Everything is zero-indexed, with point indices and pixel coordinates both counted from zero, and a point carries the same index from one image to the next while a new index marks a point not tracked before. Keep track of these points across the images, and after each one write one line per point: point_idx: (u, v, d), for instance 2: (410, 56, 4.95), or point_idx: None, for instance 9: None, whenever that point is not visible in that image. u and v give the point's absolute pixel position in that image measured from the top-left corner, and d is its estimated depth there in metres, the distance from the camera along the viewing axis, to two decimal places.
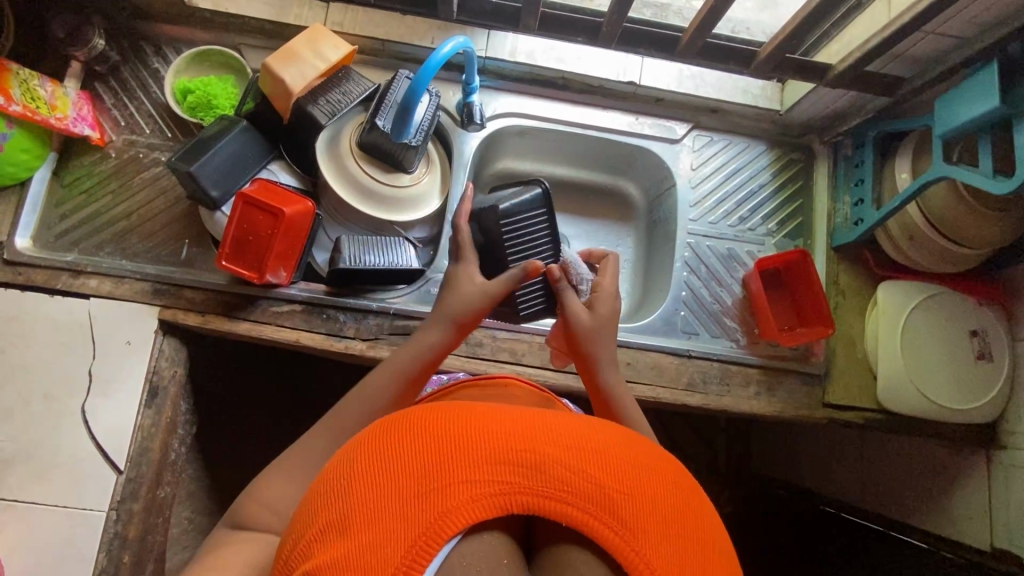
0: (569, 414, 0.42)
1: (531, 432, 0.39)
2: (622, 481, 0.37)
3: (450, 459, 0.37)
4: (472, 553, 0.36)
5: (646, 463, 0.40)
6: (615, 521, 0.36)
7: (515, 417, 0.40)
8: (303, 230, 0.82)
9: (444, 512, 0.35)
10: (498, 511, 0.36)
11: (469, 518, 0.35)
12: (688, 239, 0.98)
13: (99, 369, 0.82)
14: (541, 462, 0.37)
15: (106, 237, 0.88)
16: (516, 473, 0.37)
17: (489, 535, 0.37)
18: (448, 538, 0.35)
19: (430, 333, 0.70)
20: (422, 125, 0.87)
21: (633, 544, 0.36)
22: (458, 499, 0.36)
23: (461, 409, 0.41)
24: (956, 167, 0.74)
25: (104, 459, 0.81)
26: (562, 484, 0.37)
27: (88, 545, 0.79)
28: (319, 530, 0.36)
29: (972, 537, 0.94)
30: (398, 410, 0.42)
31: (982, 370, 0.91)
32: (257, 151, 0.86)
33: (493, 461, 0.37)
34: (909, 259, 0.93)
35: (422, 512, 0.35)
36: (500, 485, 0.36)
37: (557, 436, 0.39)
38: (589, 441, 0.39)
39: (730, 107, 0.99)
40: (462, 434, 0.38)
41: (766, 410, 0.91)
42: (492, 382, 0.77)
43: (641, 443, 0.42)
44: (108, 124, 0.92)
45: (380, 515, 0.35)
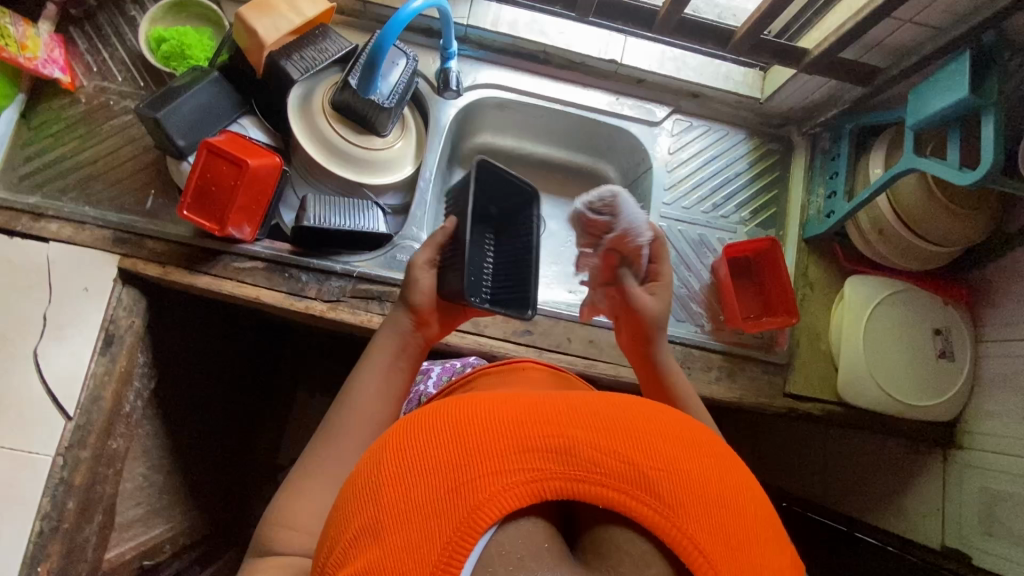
0: (593, 396, 0.43)
1: (557, 417, 0.39)
2: (655, 457, 0.38)
3: (475, 451, 0.38)
4: (511, 540, 0.36)
5: (677, 434, 0.40)
6: (653, 498, 0.37)
7: (538, 402, 0.41)
8: (268, 186, 0.81)
9: (478, 503, 0.36)
10: (533, 496, 0.37)
11: (504, 505, 0.36)
12: (661, 222, 0.98)
13: (54, 313, 0.81)
14: (570, 445, 0.38)
15: (71, 183, 0.87)
16: (546, 459, 0.38)
17: (527, 520, 0.38)
18: (484, 529, 0.36)
19: (393, 322, 0.71)
20: (396, 88, 0.86)
21: (674, 520, 0.36)
22: (491, 487, 0.36)
23: (480, 400, 0.41)
24: (925, 159, 0.74)
25: (54, 404, 0.80)
26: (593, 467, 0.37)
27: (31, 490, 0.78)
28: (349, 535, 0.37)
29: (923, 535, 0.94)
30: (417, 407, 0.43)
31: (942, 369, 0.92)
32: (228, 104, 0.85)
33: (520, 448, 0.38)
34: (878, 254, 0.93)
35: (455, 506, 0.36)
36: (531, 472, 0.37)
37: (583, 419, 0.40)
38: (617, 420, 0.40)
39: (710, 92, 0.99)
40: (485, 425, 0.39)
41: (726, 396, 0.90)
42: (508, 366, 0.73)
43: (668, 414, 0.43)
44: (80, 69, 0.91)
45: (410, 514, 0.36)
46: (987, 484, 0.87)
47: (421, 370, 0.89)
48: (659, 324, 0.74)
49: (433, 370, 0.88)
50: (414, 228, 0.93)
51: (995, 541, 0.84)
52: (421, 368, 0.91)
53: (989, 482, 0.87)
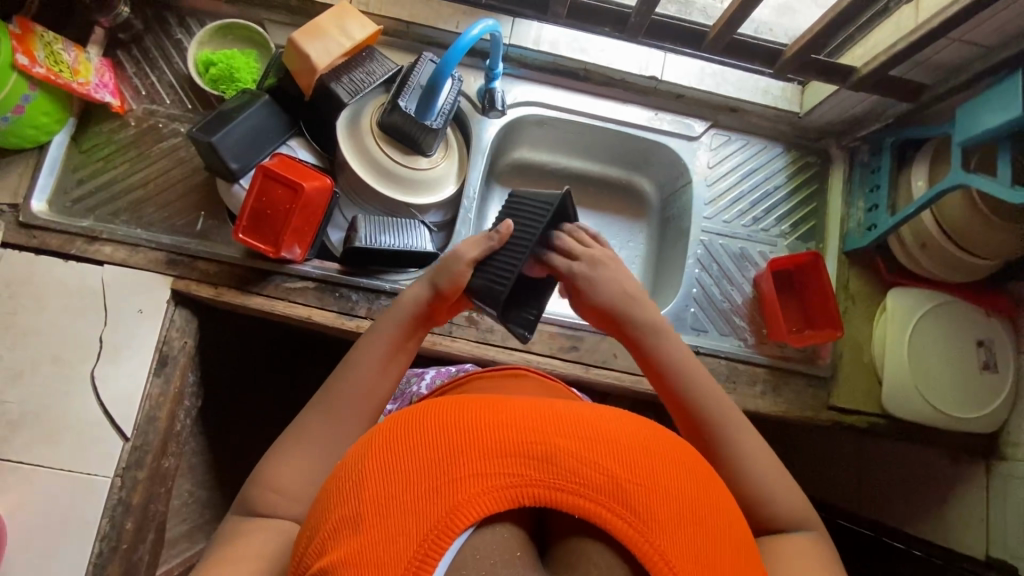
0: (579, 407, 0.46)
1: (539, 426, 0.42)
2: (632, 472, 0.40)
3: (460, 453, 0.40)
4: (485, 544, 0.38)
5: (654, 450, 0.43)
6: (625, 510, 0.39)
7: (523, 410, 0.43)
8: (320, 208, 0.82)
9: (457, 503, 0.38)
10: (510, 502, 0.39)
11: (482, 509, 0.38)
12: (701, 236, 0.99)
13: (110, 335, 0.83)
14: (550, 454, 0.40)
15: (122, 206, 0.88)
16: (525, 465, 0.40)
17: (502, 526, 0.39)
18: (461, 529, 0.38)
19: (410, 292, 0.71)
20: (443, 109, 0.87)
21: (642, 531, 0.38)
22: (471, 489, 0.39)
23: (468, 406, 0.44)
24: (975, 176, 0.75)
25: (112, 425, 0.81)
26: (570, 476, 0.40)
27: (91, 511, 0.79)
28: (336, 524, 0.39)
29: (967, 546, 0.95)
30: (408, 409, 0.45)
31: (986, 380, 0.92)
32: (277, 126, 0.86)
33: (502, 454, 0.40)
34: (920, 267, 0.93)
35: (436, 505, 0.38)
36: (510, 478, 0.39)
37: (565, 429, 0.42)
38: (597, 433, 0.42)
39: (749, 107, 1.00)
40: (471, 429, 0.41)
41: (771, 410, 0.91)
42: (504, 372, 0.76)
43: (647, 429, 0.45)
44: (129, 93, 0.92)
45: (393, 509, 0.38)
46: None
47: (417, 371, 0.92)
48: (599, 279, 0.71)
49: (427, 373, 0.90)
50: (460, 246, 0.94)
51: None
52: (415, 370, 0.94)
53: None
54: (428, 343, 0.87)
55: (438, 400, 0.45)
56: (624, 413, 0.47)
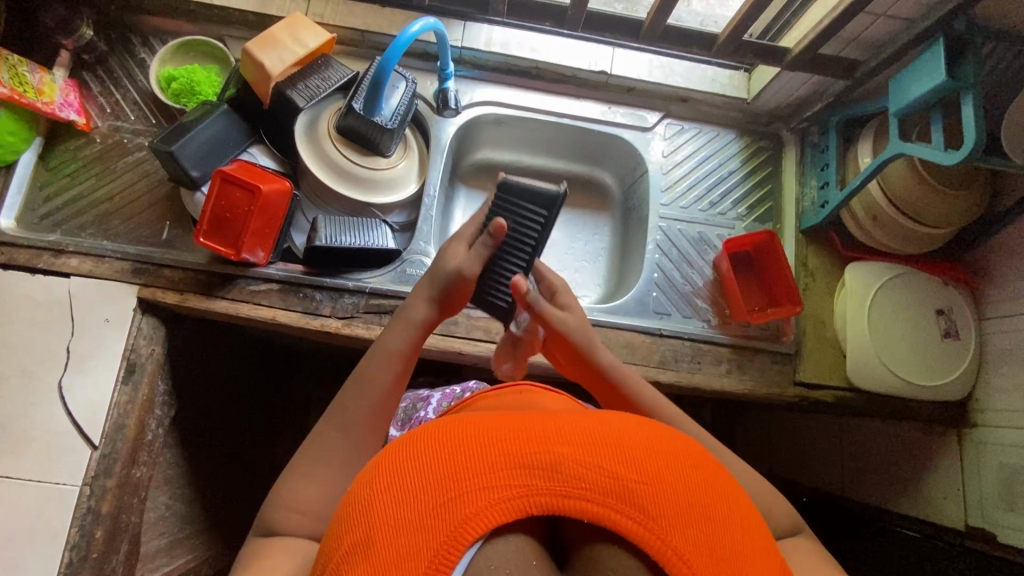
0: (579, 415, 0.46)
1: (542, 435, 0.42)
2: (637, 472, 0.41)
3: (465, 467, 0.40)
4: (498, 554, 0.39)
5: (660, 450, 0.43)
6: (634, 510, 0.39)
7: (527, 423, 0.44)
8: (280, 210, 0.84)
9: (466, 517, 0.38)
10: (519, 511, 0.39)
11: (491, 519, 0.39)
12: (660, 223, 1.01)
13: (77, 345, 0.84)
14: (554, 462, 0.41)
15: (89, 219, 0.90)
16: (531, 475, 0.40)
17: (515, 536, 0.40)
18: (471, 542, 0.38)
19: (418, 308, 0.74)
20: (397, 110, 0.90)
21: (654, 530, 0.38)
22: (478, 503, 0.39)
23: (471, 424, 0.44)
24: (911, 144, 0.77)
25: (80, 434, 0.81)
26: (577, 481, 0.40)
27: (60, 521, 0.79)
28: (346, 549, 0.39)
29: (946, 517, 0.95)
30: (413, 430, 0.46)
31: (948, 347, 0.93)
32: (237, 134, 0.89)
33: (507, 466, 0.40)
34: (875, 240, 0.95)
35: (443, 521, 0.38)
36: (517, 488, 0.40)
37: (566, 437, 0.42)
38: (601, 438, 0.43)
39: (699, 96, 1.03)
40: (475, 443, 0.42)
41: (738, 388, 0.92)
42: (508, 390, 0.74)
43: (654, 430, 0.45)
44: (94, 111, 0.95)
45: (402, 529, 0.38)
46: (1002, 459, 0.88)
47: (421, 396, 0.98)
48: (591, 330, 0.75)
49: (432, 398, 0.96)
50: (422, 243, 0.95)
51: (1016, 517, 0.85)
52: (421, 393, 0.99)
53: (1003, 457, 0.88)
54: None
55: (440, 418, 0.46)
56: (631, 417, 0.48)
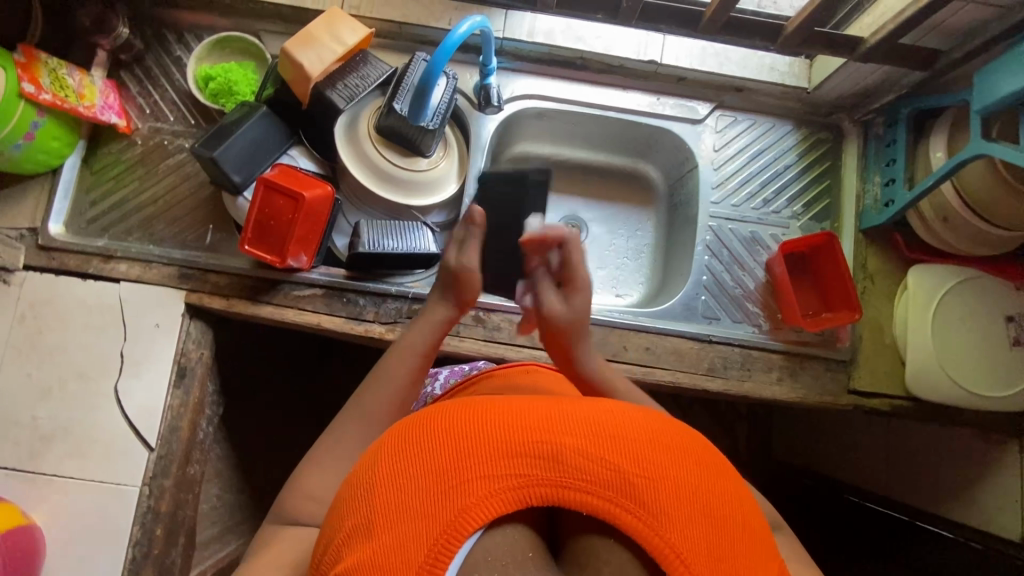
0: (580, 401, 0.46)
1: (545, 423, 0.42)
2: (639, 464, 0.40)
3: (467, 456, 0.41)
4: (496, 544, 0.40)
5: (666, 443, 0.42)
6: (633, 505, 0.39)
7: (526, 407, 0.43)
8: (323, 215, 0.83)
9: (465, 507, 0.39)
10: (518, 502, 0.40)
11: (490, 510, 0.39)
12: (710, 222, 0.96)
13: (131, 350, 0.85)
14: (556, 453, 0.40)
15: (135, 223, 0.90)
16: (532, 466, 0.40)
17: (513, 527, 0.41)
18: (470, 532, 0.39)
19: (438, 308, 0.76)
20: (439, 108, 0.87)
21: (652, 525, 0.39)
22: (479, 493, 0.40)
23: (472, 405, 0.44)
24: (997, 144, 0.71)
25: (137, 436, 0.84)
26: (577, 474, 0.40)
27: (122, 518, 0.82)
28: (349, 531, 0.40)
29: (1003, 528, 0.92)
30: (415, 412, 0.46)
31: (1017, 356, 0.88)
32: (277, 137, 0.87)
33: (508, 455, 0.40)
34: (943, 242, 0.89)
35: (443, 510, 0.39)
36: (516, 478, 0.40)
37: (571, 425, 0.42)
38: (603, 425, 0.42)
39: (754, 86, 0.96)
40: (478, 429, 0.42)
41: (789, 396, 0.89)
42: (519, 368, 0.75)
43: (658, 420, 0.45)
44: (134, 112, 0.94)
45: (402, 517, 0.39)
46: None
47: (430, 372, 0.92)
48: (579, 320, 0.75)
49: (441, 375, 0.90)
50: None
51: None
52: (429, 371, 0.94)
53: None
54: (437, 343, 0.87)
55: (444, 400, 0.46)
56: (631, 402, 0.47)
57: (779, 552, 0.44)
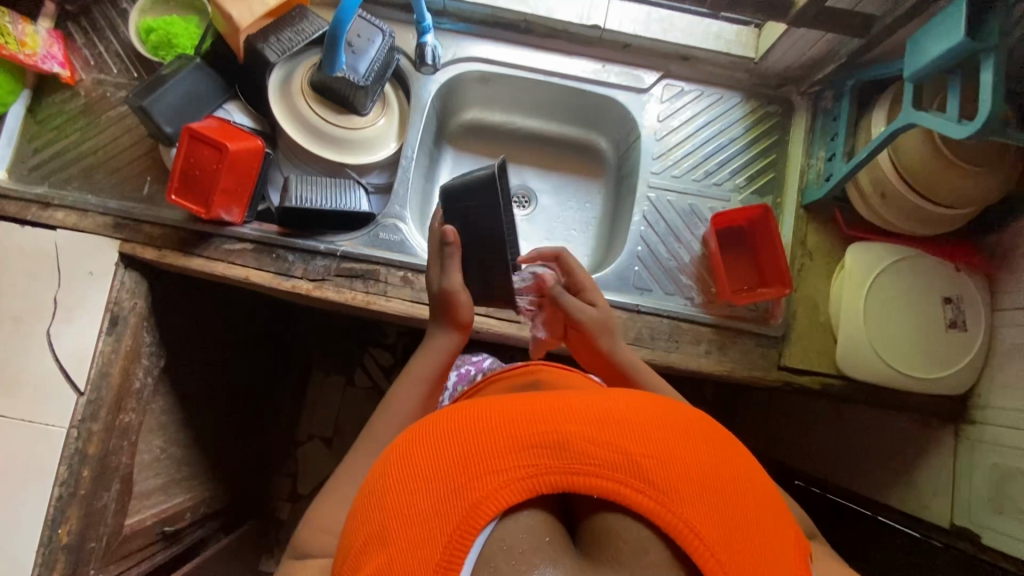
0: (583, 394, 0.47)
1: (549, 415, 0.43)
2: (645, 447, 0.41)
3: (472, 453, 0.42)
4: (512, 533, 0.39)
5: (669, 426, 0.44)
6: (645, 485, 0.40)
7: (529, 403, 0.45)
8: (252, 168, 0.84)
9: (477, 499, 0.39)
10: (529, 490, 0.40)
11: (502, 501, 0.40)
12: (649, 193, 0.95)
13: (63, 296, 0.87)
14: (562, 442, 0.41)
15: (74, 172, 0.92)
16: (539, 455, 0.41)
17: (529, 514, 0.41)
18: (484, 524, 0.39)
19: (440, 338, 0.76)
20: (372, 65, 0.87)
21: (666, 505, 0.39)
22: (487, 486, 0.40)
23: (478, 406, 0.46)
24: (924, 114, 0.70)
25: (66, 380, 0.86)
26: (586, 458, 0.41)
27: (50, 458, 0.84)
28: (364, 543, 0.41)
29: (933, 514, 0.91)
30: (425, 418, 0.48)
31: (952, 338, 0.86)
32: (213, 91, 0.88)
33: (517, 447, 0.41)
34: (882, 218, 0.87)
35: (455, 506, 0.39)
36: (525, 467, 0.41)
37: (573, 416, 0.43)
38: (605, 413, 0.44)
39: (701, 54, 0.95)
40: (484, 425, 0.43)
41: (716, 369, 0.88)
42: (520, 370, 0.77)
43: (662, 407, 0.46)
44: (79, 64, 0.95)
45: (415, 517, 0.40)
46: (998, 460, 0.83)
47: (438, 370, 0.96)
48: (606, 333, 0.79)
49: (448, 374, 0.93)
50: (397, 207, 0.93)
51: (1004, 520, 0.80)
52: None
53: (999, 458, 0.83)
54: (363, 301, 0.87)
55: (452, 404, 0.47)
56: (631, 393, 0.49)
57: (796, 524, 0.44)
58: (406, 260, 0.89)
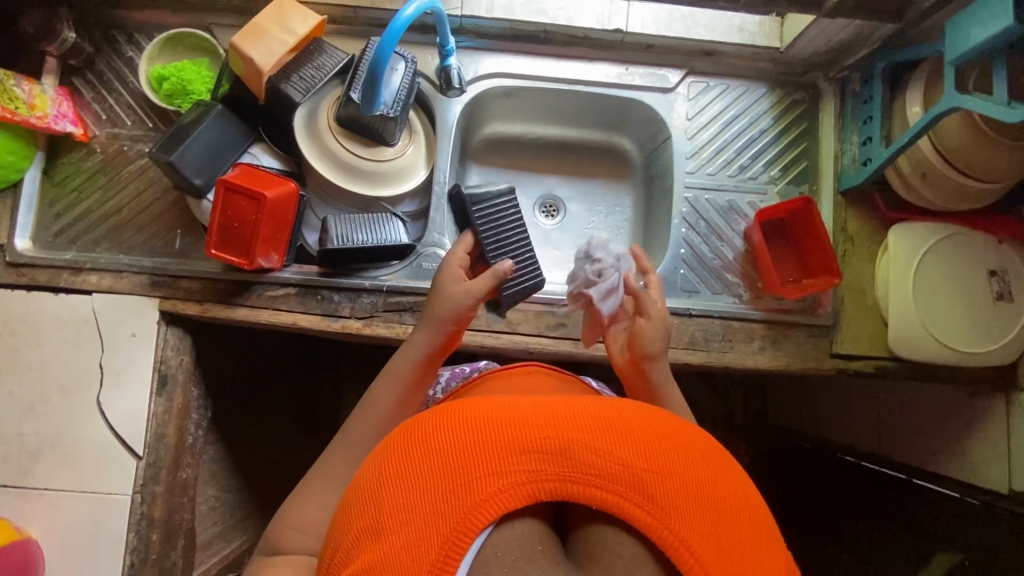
0: (589, 401, 0.47)
1: (553, 422, 0.43)
2: (647, 461, 0.42)
3: (472, 455, 0.42)
4: (505, 540, 0.40)
5: (670, 439, 0.44)
6: (644, 500, 0.40)
7: (532, 409, 0.45)
8: (289, 213, 0.82)
9: (475, 503, 0.40)
10: (527, 497, 0.41)
11: (497, 508, 0.40)
12: (685, 193, 0.94)
13: (109, 361, 0.85)
14: (564, 449, 0.42)
15: (102, 233, 0.89)
16: (540, 462, 0.41)
17: (523, 522, 0.41)
18: (479, 530, 0.40)
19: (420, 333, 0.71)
20: (398, 94, 0.84)
21: (663, 520, 0.40)
22: (486, 490, 0.40)
23: (483, 407, 0.46)
24: (969, 97, 0.69)
25: (124, 446, 0.84)
26: (586, 469, 0.41)
27: (116, 526, 0.83)
28: (357, 534, 0.42)
29: (991, 481, 0.93)
30: (428, 410, 0.48)
31: (1000, 311, 0.87)
32: (236, 136, 0.85)
33: (518, 452, 0.42)
34: (921, 198, 0.88)
35: (452, 508, 0.40)
36: (524, 474, 0.41)
37: (577, 423, 0.43)
38: (609, 422, 0.44)
39: (725, 49, 0.93)
40: (485, 430, 0.43)
41: (771, 364, 0.89)
42: (516, 369, 0.74)
43: (666, 422, 0.46)
44: (90, 119, 0.92)
45: (412, 516, 0.40)
46: None
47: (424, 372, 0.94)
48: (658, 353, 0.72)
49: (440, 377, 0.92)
50: (436, 234, 0.91)
51: None
52: None
53: None
54: None
55: (454, 401, 0.48)
56: (640, 402, 0.49)
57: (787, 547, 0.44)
58: None
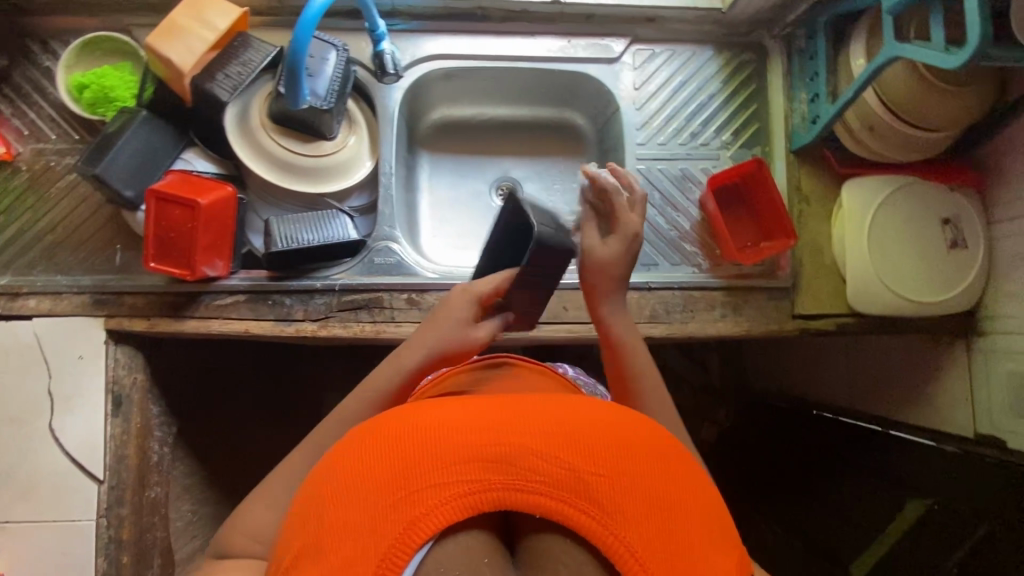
0: (540, 404, 0.46)
1: (500, 429, 0.42)
2: (594, 464, 0.41)
3: (415, 464, 0.40)
4: (448, 554, 0.39)
5: (618, 441, 0.43)
6: (590, 505, 0.39)
7: (480, 415, 0.44)
8: (229, 218, 0.79)
9: (416, 516, 0.39)
10: (470, 508, 0.40)
11: (438, 521, 0.39)
12: (638, 165, 0.93)
13: (58, 386, 0.82)
14: (509, 456, 0.41)
15: (37, 255, 0.86)
16: (484, 470, 0.40)
17: (468, 533, 0.40)
18: (419, 544, 0.38)
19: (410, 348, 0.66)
20: (331, 85, 0.82)
21: (608, 526, 0.39)
22: (428, 502, 0.39)
23: (427, 412, 0.44)
24: (907, 45, 0.68)
25: (83, 472, 0.82)
26: (532, 476, 0.40)
27: (86, 552, 0.82)
28: (294, 552, 0.40)
29: (957, 425, 0.95)
30: (374, 417, 0.47)
31: (955, 258, 0.87)
32: (166, 143, 0.81)
33: (462, 459, 0.40)
34: (871, 150, 0.87)
35: (392, 522, 0.38)
36: (468, 483, 0.40)
37: (524, 428, 0.42)
38: (558, 426, 0.43)
39: (667, 14, 0.91)
40: (428, 438, 0.42)
41: (734, 330, 0.88)
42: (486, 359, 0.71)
43: (617, 422, 0.45)
44: (12, 136, 0.87)
45: (349, 531, 0.39)
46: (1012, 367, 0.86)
47: None
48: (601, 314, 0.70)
49: None
50: (386, 227, 0.89)
51: None
52: None
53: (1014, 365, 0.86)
54: (373, 332, 0.84)
55: (400, 407, 0.46)
56: (592, 402, 0.49)
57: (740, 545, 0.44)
58: (409, 281, 0.86)
